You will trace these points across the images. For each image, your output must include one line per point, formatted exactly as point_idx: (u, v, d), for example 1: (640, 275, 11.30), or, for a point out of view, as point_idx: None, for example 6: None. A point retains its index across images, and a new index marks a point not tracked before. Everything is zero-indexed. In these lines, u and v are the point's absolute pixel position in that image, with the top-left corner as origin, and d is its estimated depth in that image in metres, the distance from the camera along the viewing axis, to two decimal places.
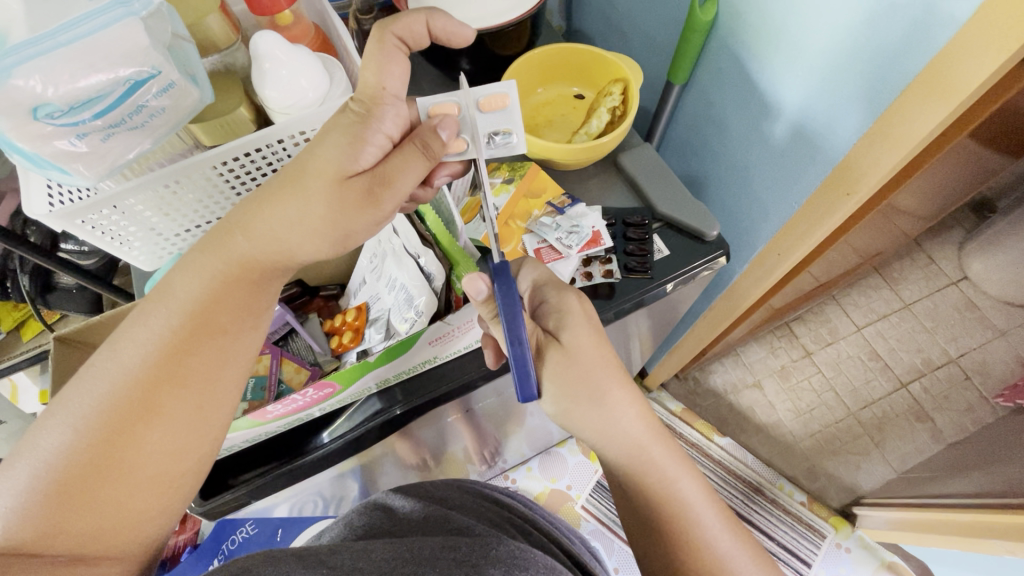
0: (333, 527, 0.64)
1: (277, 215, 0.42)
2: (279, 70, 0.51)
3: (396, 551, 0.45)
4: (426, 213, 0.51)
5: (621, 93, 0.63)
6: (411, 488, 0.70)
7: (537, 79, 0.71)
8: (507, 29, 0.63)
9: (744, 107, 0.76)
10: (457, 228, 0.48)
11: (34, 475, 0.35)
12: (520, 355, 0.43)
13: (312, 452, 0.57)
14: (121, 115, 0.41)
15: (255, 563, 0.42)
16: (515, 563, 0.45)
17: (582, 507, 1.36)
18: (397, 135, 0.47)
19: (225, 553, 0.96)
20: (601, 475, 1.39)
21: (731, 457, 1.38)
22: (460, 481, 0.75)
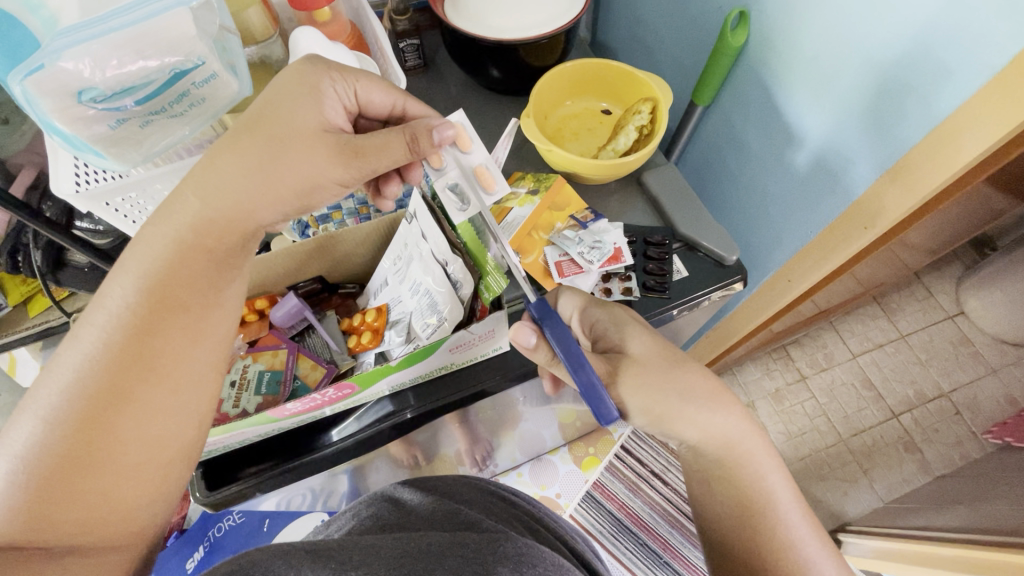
0: (341, 518, 0.65)
1: None
2: None
3: (406, 546, 0.45)
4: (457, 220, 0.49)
5: (650, 112, 0.64)
6: (421, 482, 0.71)
7: (567, 92, 0.71)
8: (541, 41, 0.63)
9: (767, 133, 0.77)
10: (489, 238, 0.47)
11: (31, 458, 0.34)
12: (588, 378, 0.45)
13: (321, 449, 0.56)
14: (164, 102, 0.41)
15: (266, 557, 0.42)
16: (522, 560, 0.45)
17: (571, 516, 1.37)
18: (351, 107, 0.48)
19: (209, 540, 0.96)
20: (592, 485, 1.40)
21: None
22: (468, 478, 0.76)
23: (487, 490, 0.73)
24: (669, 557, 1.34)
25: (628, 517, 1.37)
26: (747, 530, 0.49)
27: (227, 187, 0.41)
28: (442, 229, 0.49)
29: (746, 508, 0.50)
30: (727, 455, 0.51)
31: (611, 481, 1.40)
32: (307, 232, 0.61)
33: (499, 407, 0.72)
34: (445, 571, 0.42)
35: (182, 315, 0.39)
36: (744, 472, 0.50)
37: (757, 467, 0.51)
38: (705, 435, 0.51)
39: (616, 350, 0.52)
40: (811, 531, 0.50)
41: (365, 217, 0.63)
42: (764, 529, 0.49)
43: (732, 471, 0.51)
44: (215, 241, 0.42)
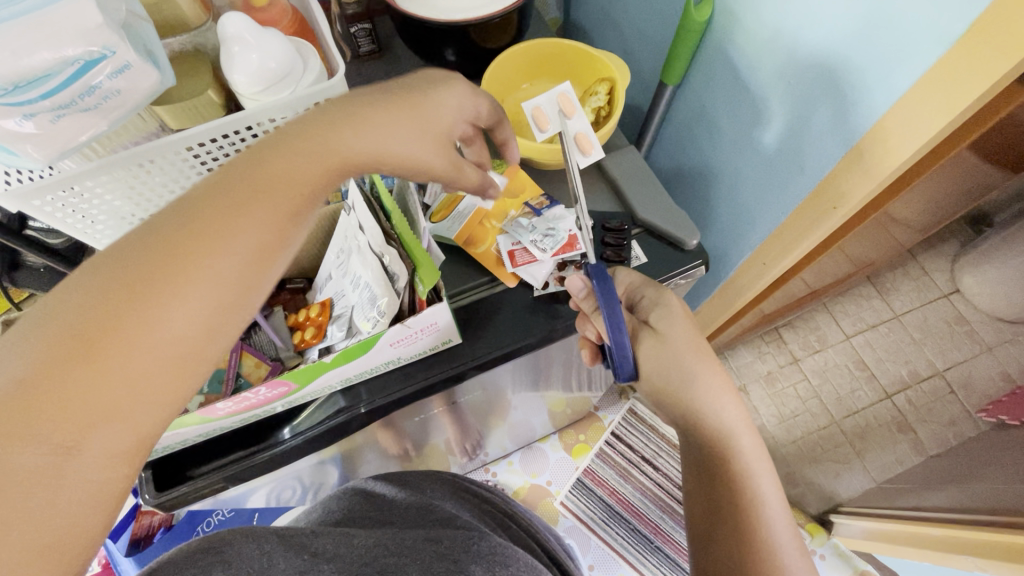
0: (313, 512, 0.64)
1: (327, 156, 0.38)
2: (248, 54, 0.50)
3: (377, 540, 0.46)
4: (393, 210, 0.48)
5: (606, 93, 0.62)
6: (405, 475, 0.71)
7: (522, 75, 0.69)
8: (490, 21, 0.60)
9: (736, 113, 0.74)
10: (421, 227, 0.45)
11: None
12: (620, 339, 0.49)
13: (273, 447, 0.55)
14: (73, 96, 0.39)
15: (235, 538, 0.42)
16: (496, 559, 0.44)
17: (561, 503, 1.38)
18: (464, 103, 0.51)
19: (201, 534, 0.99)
20: (582, 472, 1.40)
21: None
22: (451, 473, 0.75)
23: (470, 489, 0.72)
24: (660, 543, 1.33)
25: (620, 503, 1.37)
26: (721, 525, 0.47)
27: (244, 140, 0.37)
28: (378, 220, 0.48)
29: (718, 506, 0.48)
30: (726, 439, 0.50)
31: (602, 467, 1.41)
32: None
33: (483, 396, 0.72)
34: (415, 564, 0.42)
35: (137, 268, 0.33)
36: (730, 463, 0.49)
37: (744, 461, 0.49)
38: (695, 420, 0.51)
39: (649, 319, 0.53)
40: (786, 542, 0.46)
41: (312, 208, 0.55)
42: (733, 530, 0.46)
43: (718, 459, 0.49)
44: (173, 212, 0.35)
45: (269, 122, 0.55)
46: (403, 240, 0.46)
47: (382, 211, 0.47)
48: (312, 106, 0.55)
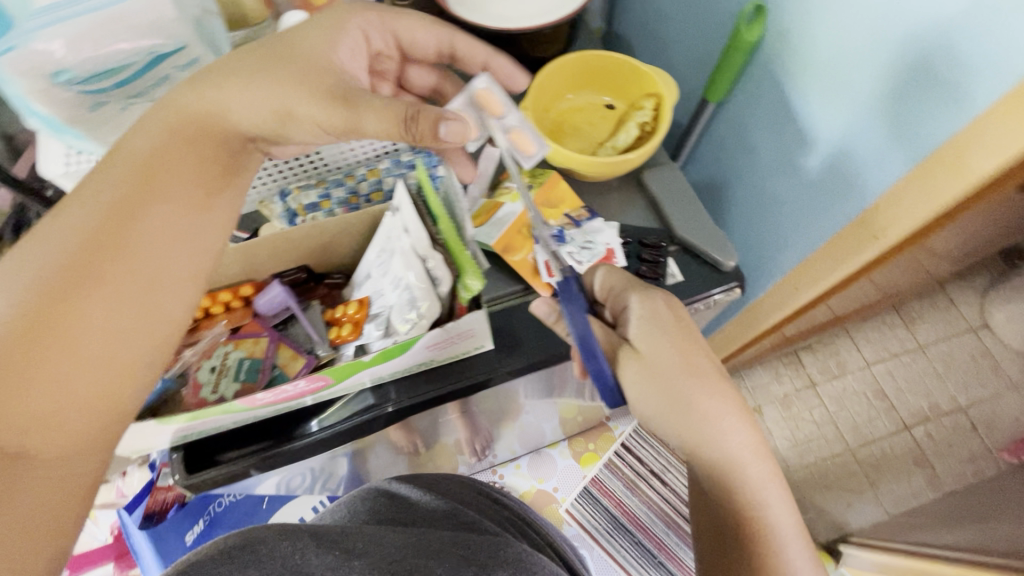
0: (330, 513, 0.65)
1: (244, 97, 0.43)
2: None
3: (405, 541, 0.45)
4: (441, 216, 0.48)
5: (652, 109, 0.62)
6: (417, 481, 0.70)
7: (567, 85, 0.67)
8: (542, 31, 0.61)
9: (779, 135, 0.74)
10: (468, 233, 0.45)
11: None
12: (596, 367, 0.49)
13: (299, 439, 0.56)
14: (141, 84, 0.42)
15: (269, 536, 0.43)
16: (523, 566, 0.44)
17: (566, 510, 1.37)
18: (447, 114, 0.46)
19: (210, 514, 1.01)
20: (589, 481, 1.39)
21: None
22: (465, 478, 0.75)
23: (484, 495, 0.72)
24: (664, 559, 1.33)
25: (625, 516, 1.37)
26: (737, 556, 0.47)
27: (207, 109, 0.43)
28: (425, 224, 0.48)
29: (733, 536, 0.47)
30: (734, 468, 0.48)
31: (610, 478, 1.40)
32: (295, 220, 0.59)
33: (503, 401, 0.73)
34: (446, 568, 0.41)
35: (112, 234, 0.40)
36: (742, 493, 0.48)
37: (760, 490, 0.48)
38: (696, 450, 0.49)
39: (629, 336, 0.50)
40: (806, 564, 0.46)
41: (355, 207, 0.61)
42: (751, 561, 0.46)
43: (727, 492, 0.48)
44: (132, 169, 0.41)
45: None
46: (447, 245, 0.47)
47: (428, 215, 0.48)
48: None
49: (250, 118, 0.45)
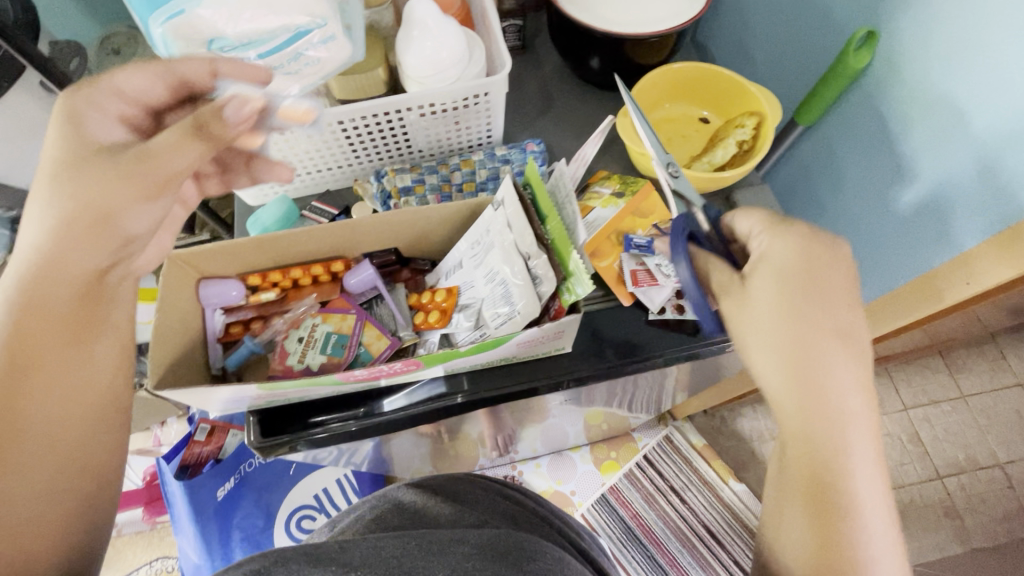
0: (362, 504, 0.64)
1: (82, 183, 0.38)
2: (425, 39, 0.51)
3: (407, 545, 0.41)
4: (550, 215, 0.46)
5: (753, 128, 0.60)
6: (441, 481, 0.68)
7: (665, 95, 0.67)
8: (650, 39, 0.60)
9: (874, 164, 0.71)
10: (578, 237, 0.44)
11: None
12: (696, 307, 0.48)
13: (366, 417, 0.57)
14: (281, 60, 0.42)
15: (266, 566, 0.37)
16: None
17: (582, 515, 1.36)
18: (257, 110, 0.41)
19: (240, 473, 1.05)
20: (608, 489, 1.38)
21: (742, 503, 1.36)
22: (489, 479, 0.73)
23: (510, 497, 0.68)
24: None
25: (640, 528, 1.34)
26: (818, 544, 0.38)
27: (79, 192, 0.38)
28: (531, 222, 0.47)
29: (813, 517, 0.39)
30: (835, 429, 0.39)
31: (628, 489, 1.38)
32: (388, 202, 0.60)
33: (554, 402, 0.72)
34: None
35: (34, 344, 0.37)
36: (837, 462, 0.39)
37: (856, 467, 0.39)
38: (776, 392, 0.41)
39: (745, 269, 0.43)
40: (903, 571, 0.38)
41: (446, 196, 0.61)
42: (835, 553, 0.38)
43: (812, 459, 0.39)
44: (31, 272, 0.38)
45: (419, 109, 0.55)
46: (553, 246, 0.46)
47: (536, 213, 0.47)
48: (467, 97, 0.56)
49: (93, 256, 0.39)
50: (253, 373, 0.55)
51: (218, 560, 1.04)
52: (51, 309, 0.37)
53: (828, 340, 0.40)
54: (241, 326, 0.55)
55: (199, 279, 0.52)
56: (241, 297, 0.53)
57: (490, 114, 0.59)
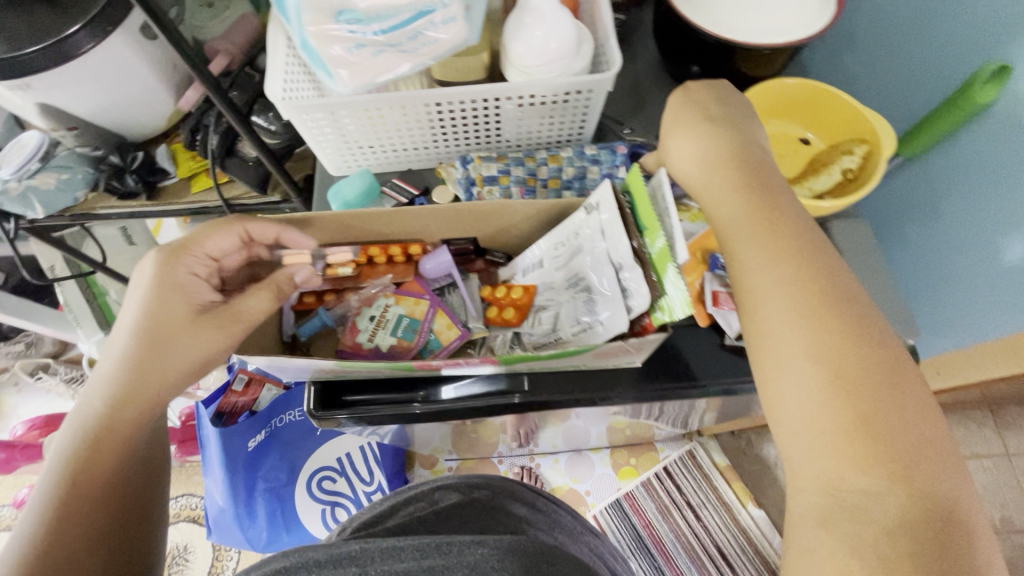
0: (394, 501, 0.63)
1: (170, 323, 0.44)
2: (536, 29, 0.50)
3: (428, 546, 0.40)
4: (649, 231, 0.43)
5: (862, 157, 0.57)
6: (471, 488, 0.66)
7: (769, 111, 0.63)
8: (763, 51, 0.56)
9: (975, 210, 0.62)
10: (678, 252, 0.41)
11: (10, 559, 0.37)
12: None
13: (423, 403, 0.56)
14: (401, 37, 0.41)
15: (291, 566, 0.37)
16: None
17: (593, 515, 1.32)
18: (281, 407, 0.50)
19: (270, 427, 1.06)
20: (622, 495, 1.34)
21: (759, 530, 1.29)
22: (522, 490, 0.69)
23: (539, 517, 0.64)
24: None
25: (650, 537, 1.30)
26: (839, 386, 0.35)
27: (161, 326, 0.43)
28: (627, 233, 0.44)
29: (829, 338, 0.36)
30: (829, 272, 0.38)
31: (644, 496, 1.33)
32: (470, 188, 0.59)
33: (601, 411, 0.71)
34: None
35: (101, 432, 0.42)
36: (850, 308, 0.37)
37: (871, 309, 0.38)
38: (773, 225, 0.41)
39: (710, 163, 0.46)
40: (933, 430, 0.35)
41: (530, 190, 0.60)
42: (862, 395, 0.35)
43: (825, 288, 0.38)
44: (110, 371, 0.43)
45: (517, 99, 0.54)
46: (650, 262, 0.43)
47: (634, 223, 0.44)
48: (568, 92, 0.53)
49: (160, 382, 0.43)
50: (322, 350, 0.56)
51: (243, 508, 1.08)
52: (120, 414, 0.42)
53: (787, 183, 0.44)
54: (315, 297, 0.57)
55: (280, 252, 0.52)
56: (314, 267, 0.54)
57: (586, 111, 0.57)
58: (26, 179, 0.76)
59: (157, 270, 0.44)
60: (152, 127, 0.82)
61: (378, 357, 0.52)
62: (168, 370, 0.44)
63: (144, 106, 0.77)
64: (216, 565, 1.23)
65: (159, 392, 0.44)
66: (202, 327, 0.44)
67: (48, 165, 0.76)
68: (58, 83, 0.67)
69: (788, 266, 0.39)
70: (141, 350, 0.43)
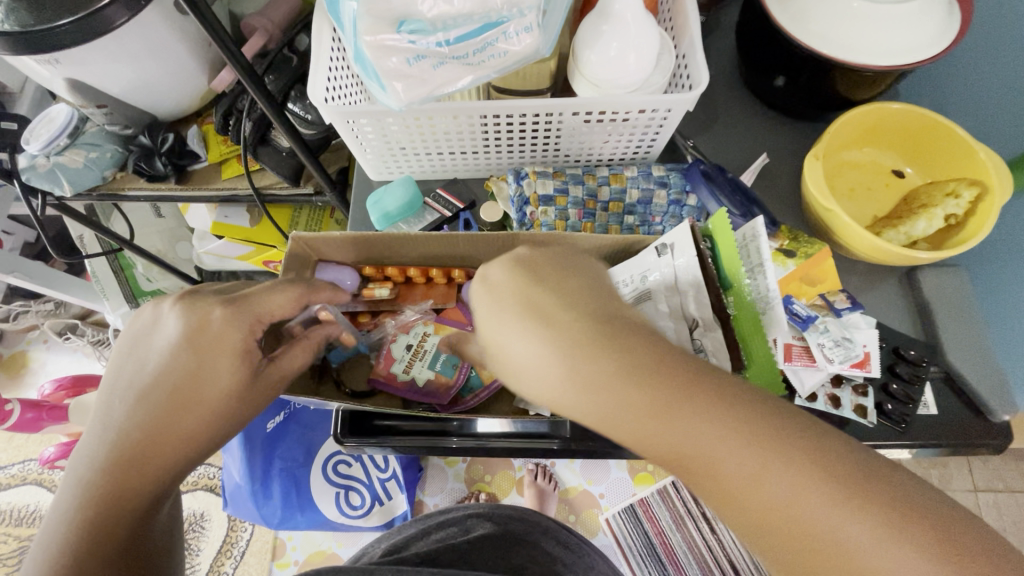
0: (425, 525, 0.66)
1: (224, 369, 0.40)
2: (611, 41, 0.44)
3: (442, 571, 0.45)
4: (733, 288, 0.41)
5: (971, 201, 0.49)
6: (507, 520, 0.65)
7: (860, 138, 0.56)
8: (865, 72, 0.49)
9: None
10: (776, 313, 0.40)
11: None
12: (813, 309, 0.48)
13: (460, 437, 0.52)
14: (468, 49, 0.35)
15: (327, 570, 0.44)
16: None
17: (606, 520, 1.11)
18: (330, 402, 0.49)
19: (288, 409, 1.05)
20: (637, 500, 1.11)
21: None
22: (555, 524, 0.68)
23: (574, 561, 0.64)
24: None
25: (663, 548, 1.09)
26: (734, 518, 0.29)
27: (214, 373, 0.40)
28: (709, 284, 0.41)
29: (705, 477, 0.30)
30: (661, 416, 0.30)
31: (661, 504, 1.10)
32: (523, 207, 0.53)
33: None
34: None
35: (127, 474, 0.38)
36: (713, 423, 0.29)
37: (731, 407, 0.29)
38: (593, 394, 0.32)
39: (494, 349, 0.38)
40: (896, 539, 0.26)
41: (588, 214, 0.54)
42: (806, 551, 0.27)
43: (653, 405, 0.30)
44: (148, 410, 0.39)
45: (584, 114, 0.48)
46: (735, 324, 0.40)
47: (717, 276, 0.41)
48: (643, 110, 0.47)
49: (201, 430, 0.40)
50: (355, 380, 0.56)
51: (259, 484, 1.03)
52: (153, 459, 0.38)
53: (613, 339, 0.33)
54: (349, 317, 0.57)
55: (319, 261, 0.54)
56: (354, 286, 0.55)
57: (659, 130, 0.51)
58: (54, 155, 0.73)
59: (218, 327, 0.41)
60: (184, 105, 0.76)
61: (412, 391, 0.54)
62: (210, 436, 0.40)
63: (176, 85, 0.71)
64: (230, 536, 1.22)
65: (192, 459, 0.40)
66: (256, 393, 0.42)
67: (77, 142, 0.74)
68: (88, 60, 0.61)
69: (619, 419, 0.31)
70: (182, 414, 0.39)
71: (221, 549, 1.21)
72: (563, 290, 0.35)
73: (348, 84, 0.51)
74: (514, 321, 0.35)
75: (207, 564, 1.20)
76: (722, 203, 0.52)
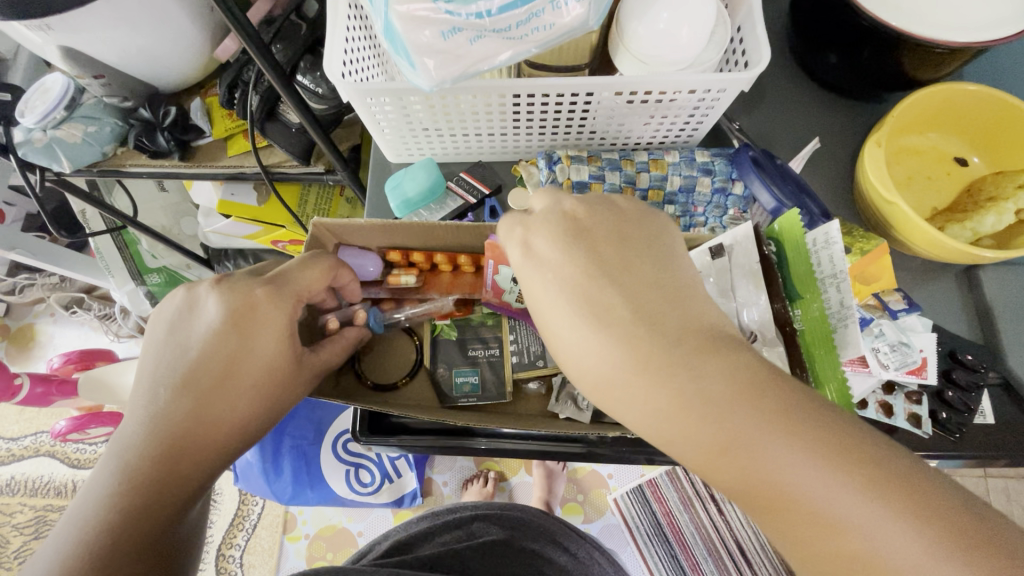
0: (431, 525, 0.66)
1: (268, 348, 0.39)
2: (662, 12, 0.39)
3: None
4: (805, 302, 0.40)
5: None
6: (513, 526, 0.66)
7: (922, 122, 0.51)
8: (938, 51, 0.43)
9: None
10: (850, 335, 0.37)
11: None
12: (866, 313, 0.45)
13: (487, 439, 0.50)
14: (511, 21, 0.31)
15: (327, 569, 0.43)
16: None
17: (614, 500, 1.10)
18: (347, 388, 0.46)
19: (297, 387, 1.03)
20: (646, 481, 1.09)
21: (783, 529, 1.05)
22: (556, 525, 0.69)
23: (578, 568, 0.64)
24: None
25: (670, 528, 1.06)
26: (766, 514, 0.27)
27: (262, 352, 0.39)
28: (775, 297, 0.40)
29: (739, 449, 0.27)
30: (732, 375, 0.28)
31: (669, 485, 1.08)
32: (555, 195, 0.49)
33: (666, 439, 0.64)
34: None
35: (177, 449, 0.36)
36: (737, 411, 0.27)
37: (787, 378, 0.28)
38: (645, 403, 0.30)
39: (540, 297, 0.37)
40: (890, 517, 0.24)
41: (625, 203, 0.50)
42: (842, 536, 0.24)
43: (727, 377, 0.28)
44: (194, 386, 0.37)
45: (628, 95, 0.43)
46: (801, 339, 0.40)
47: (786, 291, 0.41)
48: (695, 90, 0.43)
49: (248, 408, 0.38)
50: (381, 373, 0.54)
51: (269, 462, 1.00)
52: (198, 437, 0.36)
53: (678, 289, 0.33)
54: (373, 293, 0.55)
55: (340, 245, 0.50)
56: (377, 273, 0.52)
57: (707, 112, 0.46)
58: (51, 129, 0.69)
59: (264, 311, 0.39)
60: (185, 76, 0.72)
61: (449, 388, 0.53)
62: (255, 425, 0.39)
63: (177, 54, 0.67)
64: (241, 509, 1.18)
65: (237, 447, 0.39)
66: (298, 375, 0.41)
67: (74, 115, 0.69)
68: (82, 26, 0.56)
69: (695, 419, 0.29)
70: (235, 398, 0.38)
71: (233, 522, 1.17)
72: (618, 282, 0.33)
73: (366, 57, 0.47)
74: (570, 311, 0.33)
75: (219, 537, 1.17)
76: (775, 195, 0.46)
